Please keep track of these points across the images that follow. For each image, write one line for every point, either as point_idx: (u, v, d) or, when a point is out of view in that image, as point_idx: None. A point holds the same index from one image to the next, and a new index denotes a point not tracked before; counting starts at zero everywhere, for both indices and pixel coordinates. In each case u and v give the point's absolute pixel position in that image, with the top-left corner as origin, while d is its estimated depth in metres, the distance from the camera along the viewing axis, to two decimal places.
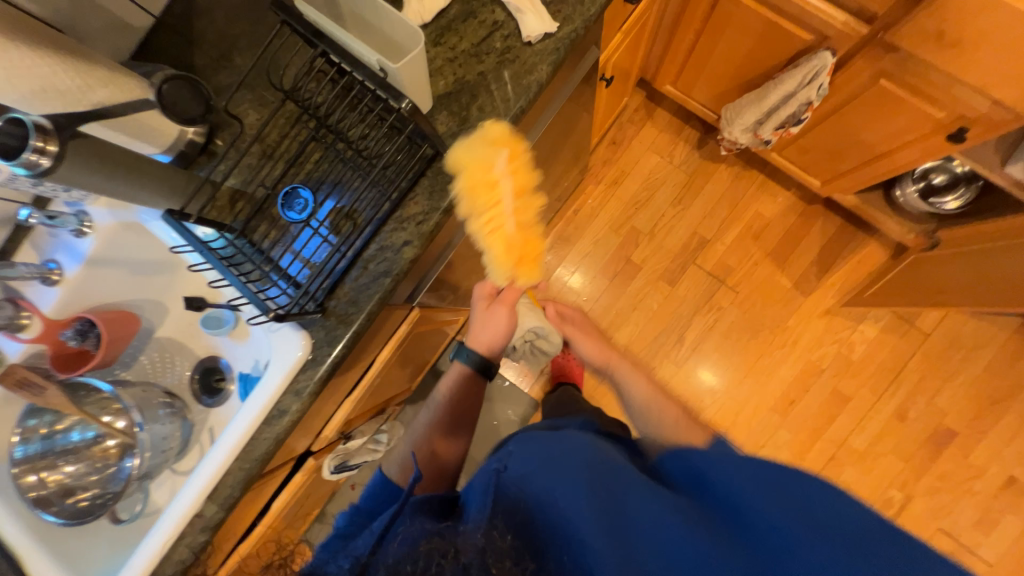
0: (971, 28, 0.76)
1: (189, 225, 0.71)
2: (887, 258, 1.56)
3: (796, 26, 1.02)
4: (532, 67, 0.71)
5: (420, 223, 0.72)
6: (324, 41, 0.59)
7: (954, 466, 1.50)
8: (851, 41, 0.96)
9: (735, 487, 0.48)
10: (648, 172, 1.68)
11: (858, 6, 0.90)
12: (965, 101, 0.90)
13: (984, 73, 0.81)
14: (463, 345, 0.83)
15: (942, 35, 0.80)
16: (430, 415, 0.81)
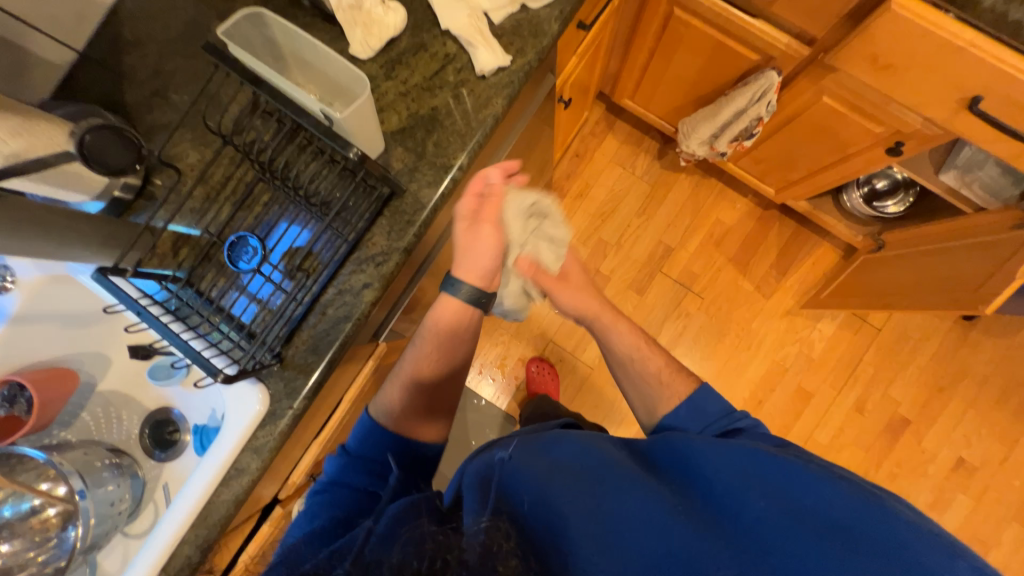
0: (902, 52, 0.80)
1: (126, 279, 0.66)
2: (839, 258, 1.64)
3: (743, 46, 1.05)
4: (487, 100, 0.70)
5: (380, 264, 0.69)
6: (263, 87, 0.56)
7: (909, 453, 1.60)
8: (795, 60, 1.00)
9: (726, 477, 0.54)
10: (611, 184, 1.71)
11: (799, 29, 0.94)
12: (900, 116, 0.95)
13: (916, 94, 0.85)
14: (452, 275, 0.76)
15: (876, 58, 0.84)
16: (416, 352, 0.77)
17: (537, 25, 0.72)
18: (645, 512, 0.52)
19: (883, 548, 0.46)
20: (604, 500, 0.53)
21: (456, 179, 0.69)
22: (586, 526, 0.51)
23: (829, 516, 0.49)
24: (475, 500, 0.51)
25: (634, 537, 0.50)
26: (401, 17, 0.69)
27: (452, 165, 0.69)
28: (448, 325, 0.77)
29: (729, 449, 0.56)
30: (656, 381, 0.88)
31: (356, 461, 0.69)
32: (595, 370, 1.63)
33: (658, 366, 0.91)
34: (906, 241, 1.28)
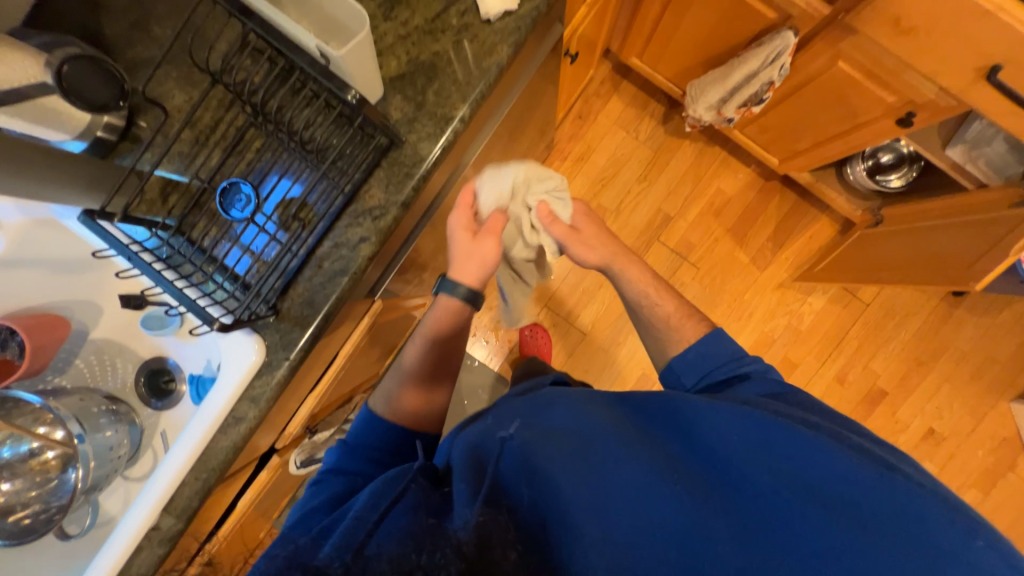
0: (926, 14, 0.76)
1: (113, 224, 0.64)
2: (836, 233, 1.64)
3: (761, 3, 1.00)
4: (492, 47, 0.66)
5: (377, 218, 0.67)
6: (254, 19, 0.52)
7: (883, 423, 1.67)
8: (814, 20, 0.96)
9: (723, 446, 0.59)
10: (614, 149, 1.67)
11: None
12: (915, 85, 0.92)
13: (935, 61, 0.82)
14: (446, 279, 0.78)
15: (899, 19, 0.80)
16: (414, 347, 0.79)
17: None
18: (643, 481, 0.56)
19: (883, 509, 0.51)
20: (603, 473, 0.57)
21: (457, 131, 0.67)
22: (587, 498, 0.55)
23: (824, 477, 0.54)
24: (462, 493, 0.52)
25: (637, 506, 0.54)
26: None
27: (454, 117, 0.66)
28: (439, 323, 0.77)
29: (727, 418, 0.60)
30: (670, 326, 0.88)
31: (356, 449, 0.74)
32: (588, 336, 1.65)
33: (671, 310, 0.90)
34: (905, 216, 1.28)
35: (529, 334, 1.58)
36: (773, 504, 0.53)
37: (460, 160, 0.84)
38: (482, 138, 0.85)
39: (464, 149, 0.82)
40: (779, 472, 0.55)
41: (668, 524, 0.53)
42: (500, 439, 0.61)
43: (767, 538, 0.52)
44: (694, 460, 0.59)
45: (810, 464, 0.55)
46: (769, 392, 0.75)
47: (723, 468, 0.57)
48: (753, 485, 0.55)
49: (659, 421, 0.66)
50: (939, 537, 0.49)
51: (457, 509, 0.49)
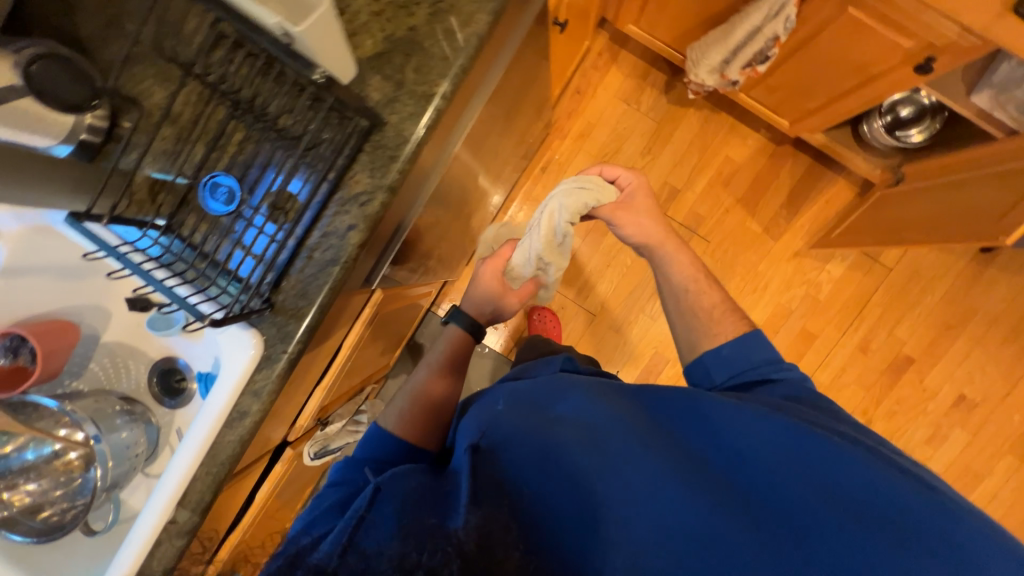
0: None
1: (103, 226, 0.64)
2: (854, 195, 1.56)
3: None
4: (469, 17, 0.63)
5: (364, 204, 0.66)
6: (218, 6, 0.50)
7: (910, 390, 1.61)
8: None
9: (739, 444, 0.58)
10: (615, 123, 1.62)
11: None
12: (933, 27, 0.85)
13: None
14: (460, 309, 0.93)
15: None
16: (424, 371, 0.87)
17: None
18: (658, 478, 0.55)
19: (920, 530, 0.51)
20: (615, 466, 0.57)
21: (439, 109, 0.64)
22: (599, 492, 0.55)
23: (851, 487, 0.54)
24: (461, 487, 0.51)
25: (651, 500, 0.54)
26: None
27: (435, 94, 0.64)
28: (450, 346, 0.90)
29: (759, 422, 0.59)
30: (705, 317, 0.88)
31: (363, 461, 0.72)
32: (597, 317, 1.63)
33: (714, 302, 0.90)
34: (926, 173, 1.21)
35: (537, 318, 1.56)
36: (791, 505, 0.54)
37: (448, 138, 0.81)
38: (470, 115, 0.82)
39: (451, 128, 0.79)
40: (813, 481, 0.55)
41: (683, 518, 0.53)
42: (512, 429, 0.60)
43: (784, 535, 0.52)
44: (709, 457, 0.59)
45: (847, 476, 0.54)
46: (796, 396, 0.74)
47: (741, 467, 0.57)
48: (767, 484, 0.56)
49: (672, 409, 0.64)
50: (972, 556, 0.50)
51: (460, 500, 0.49)
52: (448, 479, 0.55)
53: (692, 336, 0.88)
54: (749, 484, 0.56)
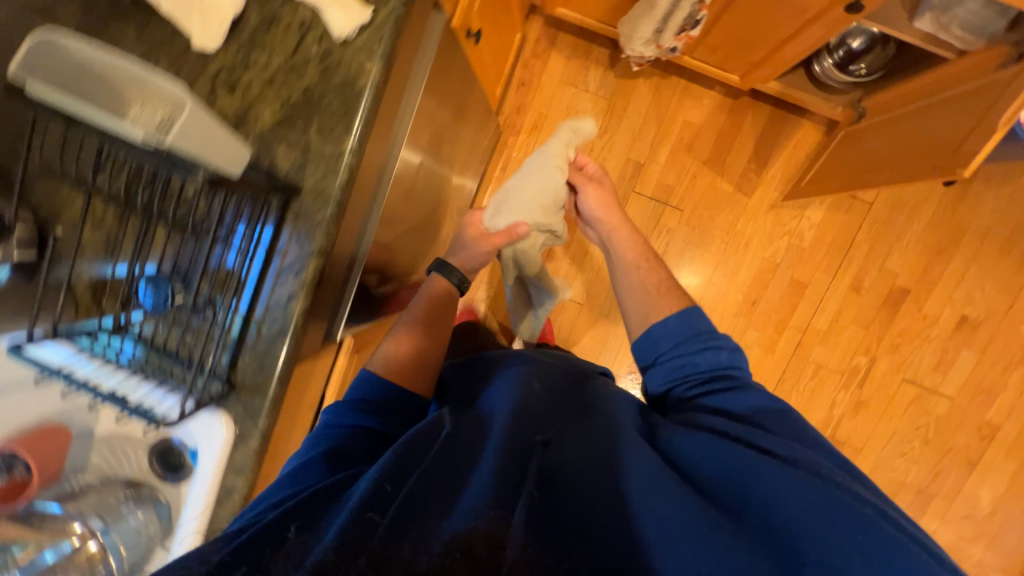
0: None
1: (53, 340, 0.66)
2: (822, 136, 1.51)
3: None
4: (359, 67, 0.61)
5: (297, 273, 0.66)
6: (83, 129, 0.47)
7: (910, 321, 1.59)
8: None
9: (716, 462, 0.60)
10: (566, 108, 1.58)
11: None
12: None
13: None
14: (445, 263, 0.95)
15: None
16: (408, 318, 0.89)
17: None
18: (640, 481, 0.58)
19: None
20: (604, 471, 0.60)
21: (351, 166, 0.63)
22: (589, 487, 0.58)
23: (867, 547, 0.48)
24: (478, 495, 0.54)
25: (625, 503, 0.56)
26: None
27: (343, 152, 0.63)
28: (433, 298, 0.93)
29: (770, 465, 0.57)
30: (650, 293, 0.93)
31: (350, 402, 0.76)
32: (585, 305, 1.63)
33: (659, 280, 0.95)
34: (884, 106, 1.17)
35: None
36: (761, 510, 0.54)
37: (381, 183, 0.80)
38: (398, 149, 0.79)
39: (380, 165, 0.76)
40: (828, 530, 0.50)
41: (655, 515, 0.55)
42: (528, 423, 0.66)
43: (751, 537, 0.52)
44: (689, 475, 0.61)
45: (866, 538, 0.49)
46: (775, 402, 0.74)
47: (717, 479, 0.59)
48: (740, 495, 0.56)
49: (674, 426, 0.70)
50: None
51: (471, 504, 0.53)
52: (474, 449, 0.62)
53: (637, 310, 0.92)
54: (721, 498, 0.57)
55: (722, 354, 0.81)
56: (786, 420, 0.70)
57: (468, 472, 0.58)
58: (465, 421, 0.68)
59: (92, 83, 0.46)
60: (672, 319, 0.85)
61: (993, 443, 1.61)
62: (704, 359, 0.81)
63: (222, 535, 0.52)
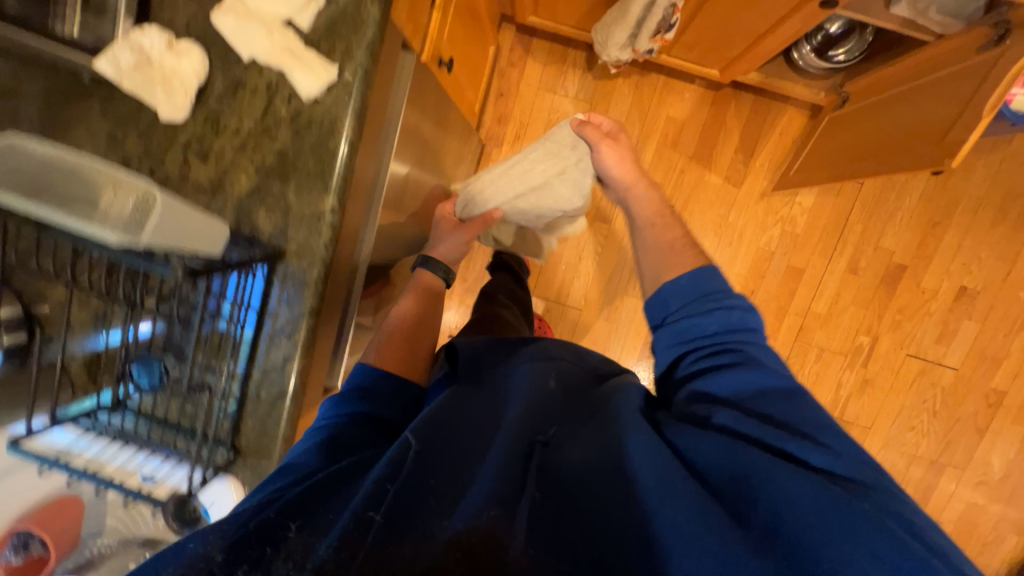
0: None
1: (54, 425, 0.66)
2: (807, 120, 1.49)
3: None
4: (332, 126, 0.60)
5: (290, 335, 0.66)
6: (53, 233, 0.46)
7: (909, 297, 1.58)
8: None
9: (715, 454, 0.53)
10: (547, 115, 1.56)
11: None
12: None
13: None
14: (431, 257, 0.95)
15: None
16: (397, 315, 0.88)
17: (354, 14, 0.58)
18: (630, 481, 0.53)
19: None
20: (596, 467, 0.55)
21: (334, 224, 0.62)
22: (576, 488, 0.54)
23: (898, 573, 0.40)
24: (468, 501, 0.50)
25: (610, 499, 0.52)
26: (198, 59, 0.58)
27: (324, 211, 0.62)
28: (421, 293, 0.93)
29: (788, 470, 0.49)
30: (669, 252, 0.79)
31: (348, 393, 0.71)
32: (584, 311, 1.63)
33: (676, 237, 0.81)
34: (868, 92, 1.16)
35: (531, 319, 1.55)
36: (758, 502, 0.48)
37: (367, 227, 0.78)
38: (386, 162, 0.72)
39: (369, 205, 0.72)
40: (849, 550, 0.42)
41: (639, 514, 0.50)
42: (531, 416, 0.61)
43: (745, 531, 0.46)
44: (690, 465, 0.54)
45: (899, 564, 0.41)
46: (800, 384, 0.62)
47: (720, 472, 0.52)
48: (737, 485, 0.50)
49: (687, 411, 0.63)
50: None
51: (464, 505, 0.50)
52: (470, 454, 0.57)
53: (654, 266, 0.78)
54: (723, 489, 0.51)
55: (734, 314, 0.67)
56: (812, 402, 0.59)
57: (472, 471, 0.55)
58: (472, 408, 0.65)
59: (63, 181, 0.46)
60: (696, 275, 0.70)
61: (1000, 410, 1.62)
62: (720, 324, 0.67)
63: (251, 506, 0.50)
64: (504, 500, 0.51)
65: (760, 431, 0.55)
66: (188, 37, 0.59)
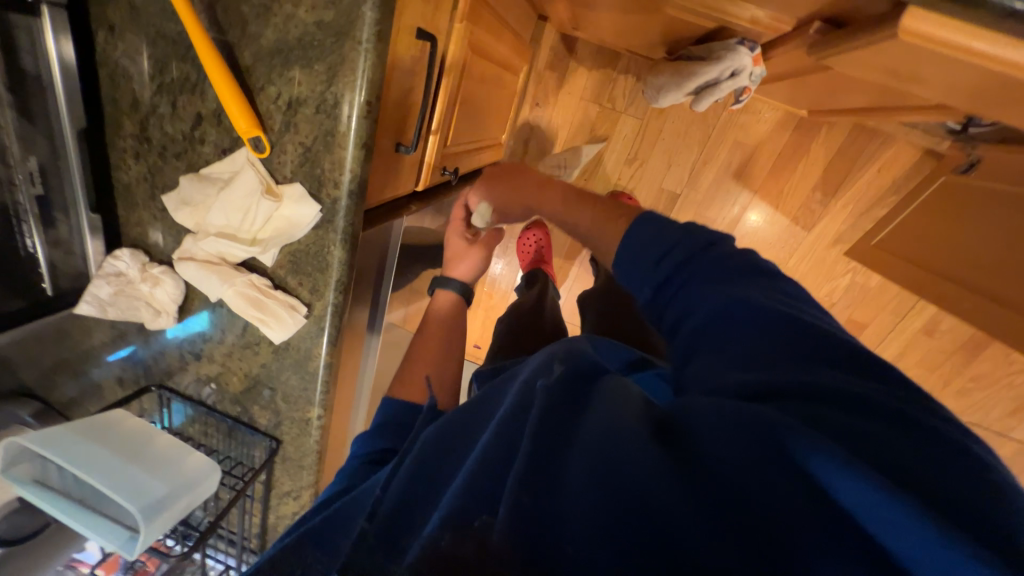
0: (933, 72, 0.45)
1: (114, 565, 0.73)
2: (919, 158, 1.19)
3: (690, 12, 0.66)
4: (308, 351, 0.58)
5: (296, 496, 0.71)
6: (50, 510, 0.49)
7: (991, 366, 1.37)
8: (770, 33, 0.62)
9: (721, 413, 0.33)
10: (590, 133, 1.33)
11: (765, 12, 0.57)
12: (955, 101, 0.57)
13: (964, 94, 0.50)
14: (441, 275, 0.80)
15: (892, 71, 0.49)
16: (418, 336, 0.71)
17: (316, 255, 0.51)
18: (602, 427, 0.33)
19: None
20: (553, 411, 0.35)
21: (322, 426, 0.64)
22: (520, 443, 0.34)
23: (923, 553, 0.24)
24: (405, 534, 0.36)
25: (557, 457, 0.32)
26: (172, 287, 0.56)
27: (311, 417, 0.63)
28: (443, 317, 0.77)
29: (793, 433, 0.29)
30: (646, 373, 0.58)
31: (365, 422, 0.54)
32: None
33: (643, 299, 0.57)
34: (998, 172, 0.89)
35: None
36: (759, 499, 0.28)
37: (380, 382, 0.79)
38: (382, 314, 0.71)
39: (358, 373, 0.72)
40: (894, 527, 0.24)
41: (606, 462, 0.31)
42: (540, 367, 0.42)
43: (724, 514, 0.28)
44: (660, 422, 0.35)
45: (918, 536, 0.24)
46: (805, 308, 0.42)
47: (715, 438, 0.32)
48: (756, 456, 0.30)
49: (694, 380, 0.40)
50: None
51: (425, 519, 0.36)
52: (458, 450, 0.41)
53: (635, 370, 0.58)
54: (704, 461, 0.31)
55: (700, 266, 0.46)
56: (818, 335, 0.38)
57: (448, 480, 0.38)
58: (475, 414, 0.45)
59: (75, 457, 0.50)
60: (637, 254, 0.50)
61: None
62: (705, 261, 0.46)
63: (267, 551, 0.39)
64: (479, 488, 0.32)
65: (752, 388, 0.35)
66: (164, 259, 0.57)
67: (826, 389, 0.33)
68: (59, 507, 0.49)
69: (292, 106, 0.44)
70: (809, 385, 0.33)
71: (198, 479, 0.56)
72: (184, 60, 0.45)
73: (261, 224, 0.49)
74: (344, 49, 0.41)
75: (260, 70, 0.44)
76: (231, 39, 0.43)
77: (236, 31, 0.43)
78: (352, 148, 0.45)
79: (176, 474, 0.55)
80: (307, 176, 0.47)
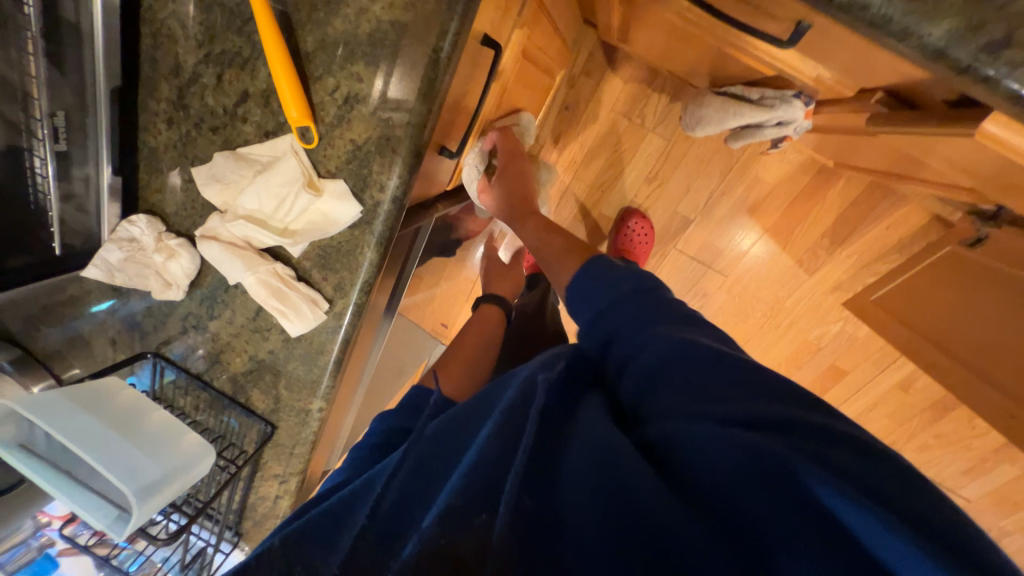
0: (983, 167, 0.46)
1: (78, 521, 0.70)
2: (925, 222, 1.22)
3: (748, 56, 0.66)
4: (322, 344, 0.56)
5: (282, 482, 0.68)
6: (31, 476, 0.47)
7: (955, 428, 1.42)
8: (824, 90, 0.62)
9: (716, 441, 0.32)
10: (614, 146, 1.32)
11: (825, 71, 0.57)
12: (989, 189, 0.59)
13: (1003, 187, 0.52)
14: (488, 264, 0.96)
15: (943, 154, 0.50)
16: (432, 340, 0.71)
17: (347, 254, 0.49)
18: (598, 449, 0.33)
19: None
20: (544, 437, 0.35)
21: (321, 418, 0.62)
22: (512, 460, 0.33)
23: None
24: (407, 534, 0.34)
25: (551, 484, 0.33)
26: (188, 261, 0.53)
27: (312, 407, 0.61)
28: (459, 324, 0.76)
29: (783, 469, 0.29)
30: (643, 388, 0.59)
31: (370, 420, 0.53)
32: None
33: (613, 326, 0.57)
34: (997, 255, 0.89)
35: (635, 227, 1.31)
36: (749, 519, 0.29)
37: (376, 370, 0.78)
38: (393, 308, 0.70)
39: (364, 359, 0.71)
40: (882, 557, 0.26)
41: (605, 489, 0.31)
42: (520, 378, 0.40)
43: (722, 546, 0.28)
44: (647, 447, 0.36)
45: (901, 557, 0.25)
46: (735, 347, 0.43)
47: (697, 456, 0.33)
48: (753, 487, 0.30)
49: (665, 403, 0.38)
50: None
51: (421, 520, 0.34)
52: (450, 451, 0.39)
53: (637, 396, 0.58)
54: (695, 484, 0.32)
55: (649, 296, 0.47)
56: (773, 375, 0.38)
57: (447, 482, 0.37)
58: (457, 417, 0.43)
59: (69, 428, 0.48)
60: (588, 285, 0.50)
61: None
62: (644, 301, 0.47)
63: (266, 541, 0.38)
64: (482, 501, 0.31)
65: (736, 415, 0.34)
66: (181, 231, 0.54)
67: (812, 422, 0.32)
68: (44, 476, 0.47)
69: (348, 101, 0.43)
70: (793, 417, 0.33)
71: (194, 462, 0.54)
72: (239, 35, 0.44)
73: (295, 215, 0.47)
74: (409, 51, 0.40)
75: (321, 58, 0.42)
76: (296, 23, 0.42)
77: (303, 15, 0.42)
78: (405, 153, 0.43)
79: (171, 455, 0.53)
80: (350, 174, 0.45)
